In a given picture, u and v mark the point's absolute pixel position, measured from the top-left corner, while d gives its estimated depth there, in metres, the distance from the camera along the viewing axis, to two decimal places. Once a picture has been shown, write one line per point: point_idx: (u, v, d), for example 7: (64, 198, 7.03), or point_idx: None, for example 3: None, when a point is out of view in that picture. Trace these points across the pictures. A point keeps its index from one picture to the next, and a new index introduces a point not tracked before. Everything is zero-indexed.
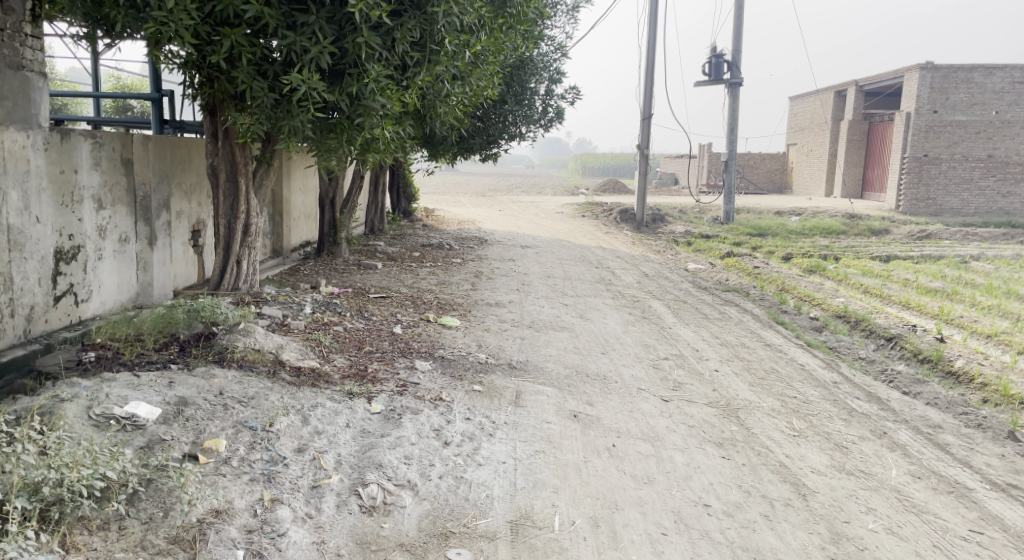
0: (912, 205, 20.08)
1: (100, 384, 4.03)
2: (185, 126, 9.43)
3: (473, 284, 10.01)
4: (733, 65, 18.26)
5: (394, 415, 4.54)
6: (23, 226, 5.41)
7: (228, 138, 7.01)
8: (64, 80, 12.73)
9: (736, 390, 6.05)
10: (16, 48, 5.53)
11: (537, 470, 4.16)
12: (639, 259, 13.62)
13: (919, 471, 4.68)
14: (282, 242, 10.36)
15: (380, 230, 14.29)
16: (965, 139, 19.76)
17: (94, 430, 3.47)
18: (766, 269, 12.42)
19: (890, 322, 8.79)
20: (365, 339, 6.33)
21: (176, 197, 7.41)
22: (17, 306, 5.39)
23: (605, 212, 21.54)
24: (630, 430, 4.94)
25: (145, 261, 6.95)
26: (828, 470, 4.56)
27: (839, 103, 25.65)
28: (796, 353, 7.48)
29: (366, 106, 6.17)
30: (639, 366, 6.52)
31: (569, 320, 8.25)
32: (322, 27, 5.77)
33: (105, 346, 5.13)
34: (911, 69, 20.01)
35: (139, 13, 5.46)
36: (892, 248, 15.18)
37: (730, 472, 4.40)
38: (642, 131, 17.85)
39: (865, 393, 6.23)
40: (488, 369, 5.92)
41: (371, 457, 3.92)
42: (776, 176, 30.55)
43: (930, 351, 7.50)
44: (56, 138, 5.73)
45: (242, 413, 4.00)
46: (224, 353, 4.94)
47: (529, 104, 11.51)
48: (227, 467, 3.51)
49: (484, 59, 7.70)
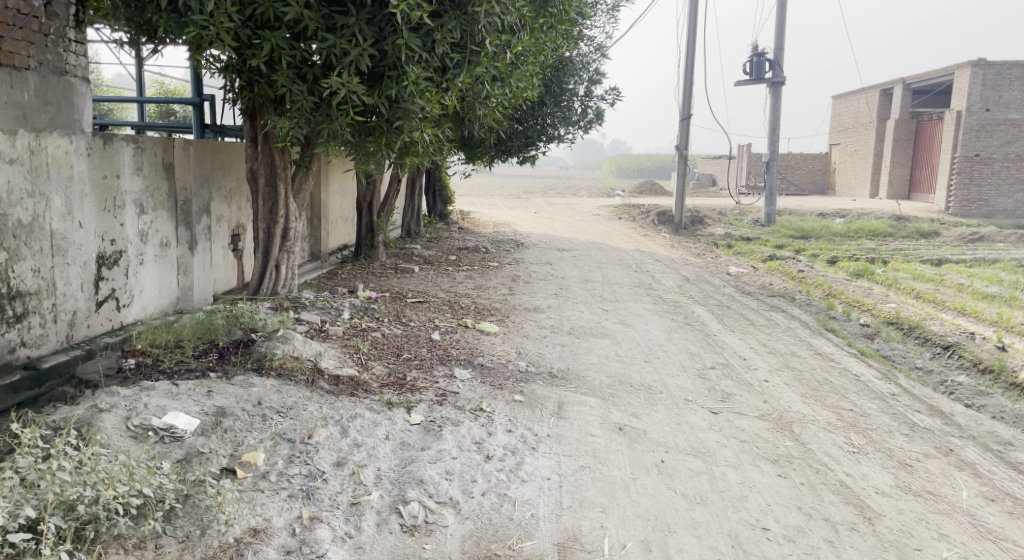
0: (962, 205, 19.27)
1: (139, 393, 3.96)
2: (226, 130, 9.48)
3: (510, 288, 9.87)
4: (775, 64, 17.85)
5: (434, 427, 4.40)
6: (67, 232, 5.40)
7: (267, 142, 6.96)
8: (110, 86, 12.91)
9: (788, 401, 5.80)
10: (60, 54, 5.53)
11: (584, 488, 3.97)
12: (679, 262, 13.33)
13: (991, 493, 4.39)
14: (320, 246, 10.34)
15: (416, 233, 14.24)
16: (1020, 137, 19.07)
17: (131, 442, 3.38)
18: (811, 273, 12.05)
19: (946, 330, 8.38)
20: (403, 345, 6.20)
21: (216, 201, 7.40)
22: (60, 311, 5.38)
23: (643, 213, 21.21)
24: (680, 445, 4.73)
25: (186, 265, 6.93)
26: (894, 491, 4.29)
27: (885, 102, 24.94)
28: (850, 362, 7.17)
29: (405, 109, 6.06)
30: (685, 376, 6.29)
31: (610, 326, 8.05)
32: (362, 28, 5.68)
33: (145, 352, 5.05)
34: (962, 66, 19.32)
35: (181, 17, 5.44)
36: (944, 251, 14.62)
37: (789, 492, 4.16)
38: (681, 132, 17.54)
39: (927, 406, 5.90)
40: (530, 378, 5.75)
41: (411, 473, 3.79)
42: (818, 176, 29.85)
43: (991, 361, 7.14)
44: (99, 144, 5.72)
45: (280, 424, 3.91)
46: (263, 361, 4.86)
47: (568, 106, 11.29)
48: (265, 482, 3.40)
49: (525, 59, 7.52)
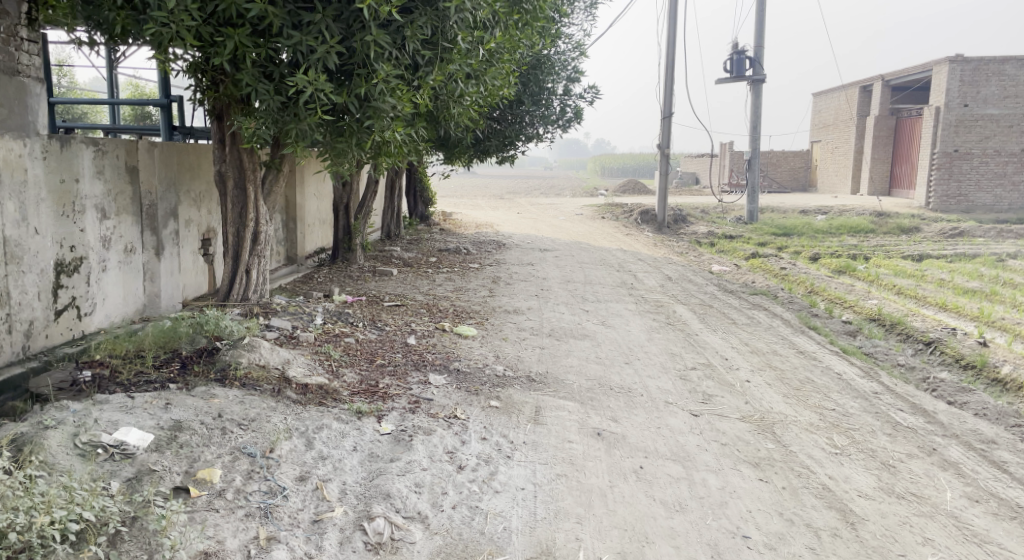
0: (942, 201, 19.36)
1: (91, 407, 3.78)
2: (195, 132, 9.26)
3: (490, 290, 9.73)
4: (755, 62, 17.84)
5: (405, 436, 4.24)
6: (21, 239, 5.19)
7: (235, 143, 6.75)
8: (82, 89, 12.63)
9: (771, 402, 5.69)
10: (11, 53, 5.63)
11: (559, 498, 3.83)
12: (662, 261, 13.22)
13: (976, 494, 4.29)
14: (296, 249, 10.13)
15: (397, 235, 14.03)
16: (997, 133, 19.16)
17: (78, 461, 3.22)
18: (793, 271, 11.99)
19: (928, 325, 8.33)
20: (377, 351, 6.04)
21: (184, 205, 7.17)
22: (15, 321, 5.17)
23: (626, 213, 21.13)
24: (659, 450, 4.60)
25: (152, 272, 6.72)
26: (877, 494, 4.18)
27: (864, 99, 25.07)
28: (832, 360, 7.07)
29: (375, 108, 5.89)
30: (666, 378, 6.15)
31: (591, 327, 7.93)
32: (329, 25, 5.49)
33: (102, 363, 4.85)
34: (939, 63, 19.40)
35: (139, 15, 5.24)
36: (924, 246, 14.62)
37: (770, 497, 4.05)
38: (662, 130, 17.49)
39: (910, 405, 5.81)
40: (507, 383, 5.60)
41: (379, 486, 3.63)
42: (799, 174, 29.97)
43: (973, 357, 7.07)
44: (56, 146, 5.51)
45: (240, 437, 3.74)
46: (227, 370, 4.68)
47: (547, 104, 11.16)
48: (221, 501, 3.24)
49: (500, 57, 7.33)
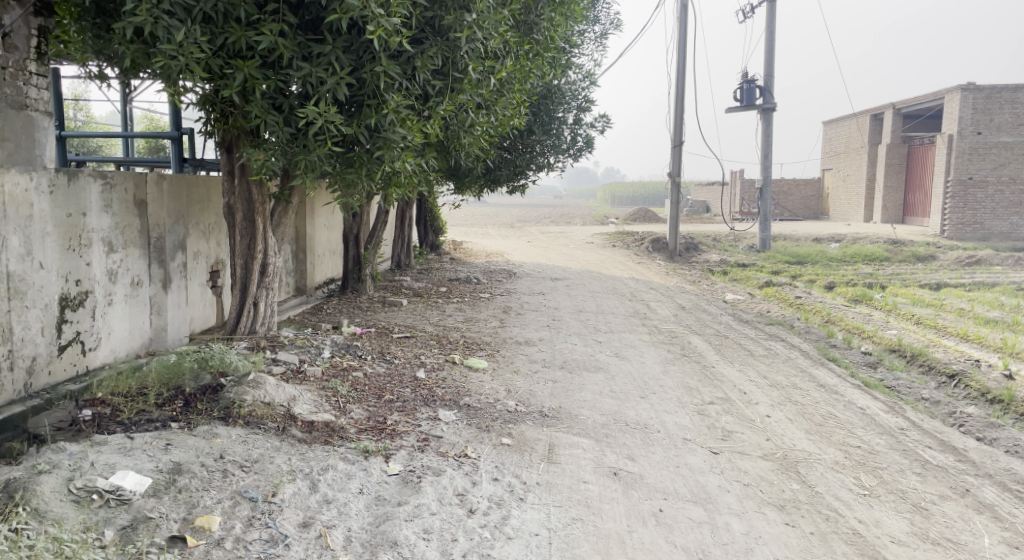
0: (957, 228, 19.09)
1: (89, 449, 3.67)
2: (204, 164, 9.22)
3: (502, 320, 9.57)
4: (765, 90, 17.81)
5: (413, 478, 4.07)
6: (25, 273, 5.11)
7: (244, 176, 6.68)
8: (97, 123, 12.72)
9: (792, 439, 5.48)
10: (19, 87, 5.55)
11: (575, 545, 3.65)
12: (675, 291, 13.04)
13: (1016, 540, 4.07)
14: (305, 280, 10.04)
15: (407, 264, 13.96)
16: (1012, 160, 18.98)
17: (70, 509, 3.12)
18: (809, 300, 11.80)
19: (951, 357, 8.09)
20: (386, 386, 5.88)
21: (192, 237, 7.09)
22: (17, 358, 5.07)
23: (637, 241, 21.00)
24: (679, 491, 4.40)
25: (159, 305, 6.61)
26: (911, 540, 3.97)
27: (876, 126, 24.98)
28: (854, 394, 6.84)
29: (385, 139, 5.81)
30: (682, 413, 5.96)
31: (604, 359, 7.75)
32: (339, 57, 5.43)
33: (104, 402, 4.75)
34: (951, 91, 19.28)
35: (148, 49, 5.19)
36: (941, 275, 14.38)
37: (798, 544, 3.85)
38: (673, 159, 17.44)
39: (938, 441, 5.59)
40: (519, 419, 5.42)
41: (386, 533, 3.46)
42: (811, 202, 29.81)
43: (1000, 390, 6.82)
44: (63, 180, 5.46)
45: (242, 480, 3.58)
46: (230, 409, 4.55)
47: (557, 134, 11.09)
48: (219, 550, 3.09)
49: (511, 87, 7.26)
